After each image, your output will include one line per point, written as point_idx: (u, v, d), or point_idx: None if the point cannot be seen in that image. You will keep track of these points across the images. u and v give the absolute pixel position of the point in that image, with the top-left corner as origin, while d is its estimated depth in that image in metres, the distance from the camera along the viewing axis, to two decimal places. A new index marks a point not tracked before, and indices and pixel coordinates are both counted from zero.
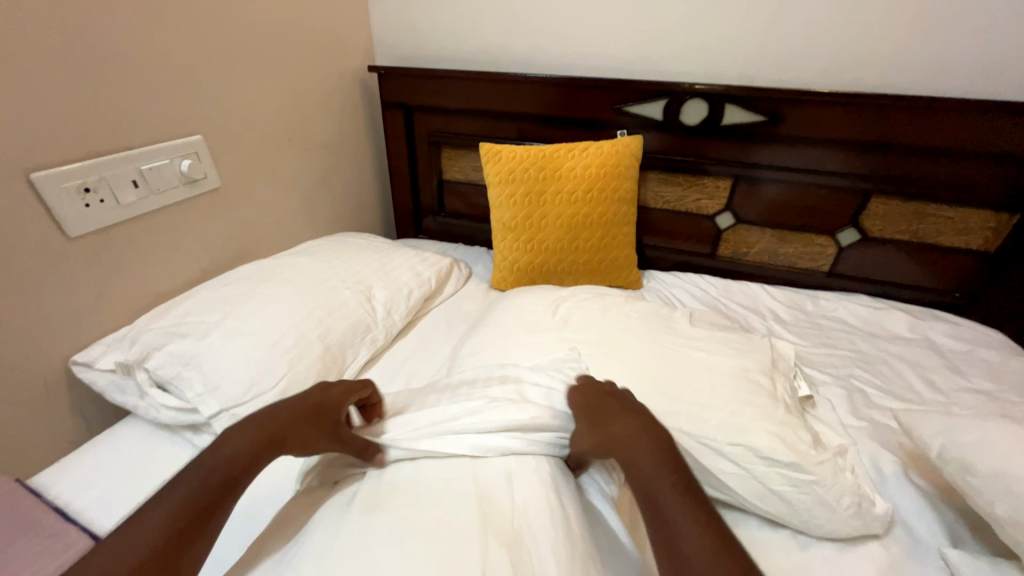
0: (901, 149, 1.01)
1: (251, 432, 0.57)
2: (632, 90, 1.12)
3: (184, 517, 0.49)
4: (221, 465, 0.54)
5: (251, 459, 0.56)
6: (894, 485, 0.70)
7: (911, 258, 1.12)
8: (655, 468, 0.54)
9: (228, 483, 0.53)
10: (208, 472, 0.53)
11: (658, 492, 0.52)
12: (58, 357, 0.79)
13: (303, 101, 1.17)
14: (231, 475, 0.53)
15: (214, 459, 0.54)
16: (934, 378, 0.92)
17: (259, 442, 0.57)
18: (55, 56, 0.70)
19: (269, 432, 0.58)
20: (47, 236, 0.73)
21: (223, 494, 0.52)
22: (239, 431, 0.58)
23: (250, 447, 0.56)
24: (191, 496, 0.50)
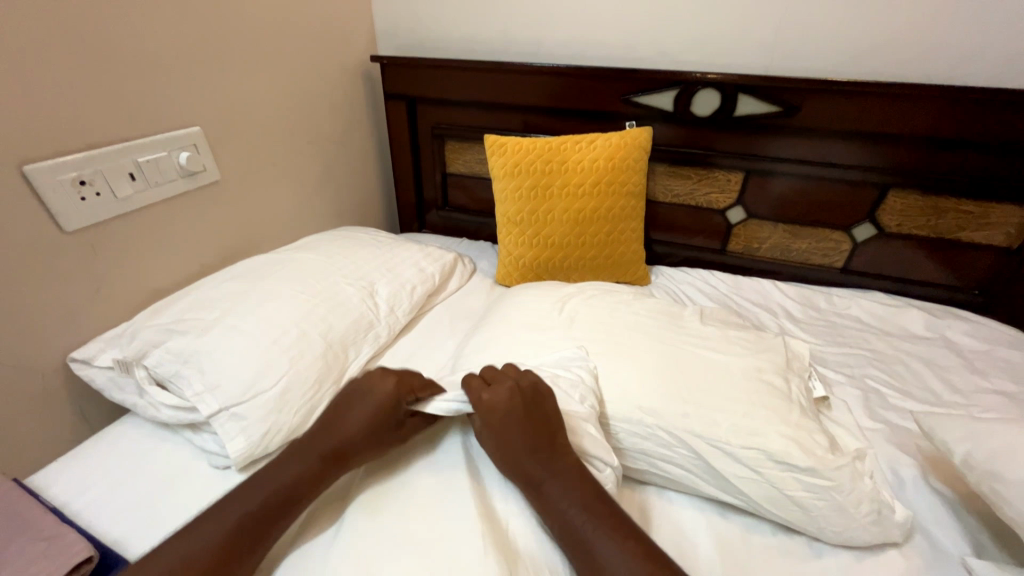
0: (922, 141, 0.98)
1: (320, 452, 0.60)
2: (641, 80, 1.09)
3: (247, 527, 0.54)
4: (290, 483, 0.58)
5: (314, 477, 0.59)
6: (913, 490, 0.67)
7: (929, 254, 1.09)
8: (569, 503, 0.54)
9: (293, 499, 0.58)
10: (275, 487, 0.58)
11: (575, 524, 0.52)
12: (56, 354, 0.77)
13: (304, 92, 1.14)
14: (295, 491, 0.58)
15: (286, 474, 0.59)
16: (953, 379, 0.89)
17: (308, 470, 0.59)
18: (47, 43, 0.68)
19: (332, 449, 0.61)
20: (43, 230, 0.72)
21: (287, 508, 0.57)
22: (305, 448, 0.61)
23: (314, 464, 0.60)
24: (258, 508, 0.56)
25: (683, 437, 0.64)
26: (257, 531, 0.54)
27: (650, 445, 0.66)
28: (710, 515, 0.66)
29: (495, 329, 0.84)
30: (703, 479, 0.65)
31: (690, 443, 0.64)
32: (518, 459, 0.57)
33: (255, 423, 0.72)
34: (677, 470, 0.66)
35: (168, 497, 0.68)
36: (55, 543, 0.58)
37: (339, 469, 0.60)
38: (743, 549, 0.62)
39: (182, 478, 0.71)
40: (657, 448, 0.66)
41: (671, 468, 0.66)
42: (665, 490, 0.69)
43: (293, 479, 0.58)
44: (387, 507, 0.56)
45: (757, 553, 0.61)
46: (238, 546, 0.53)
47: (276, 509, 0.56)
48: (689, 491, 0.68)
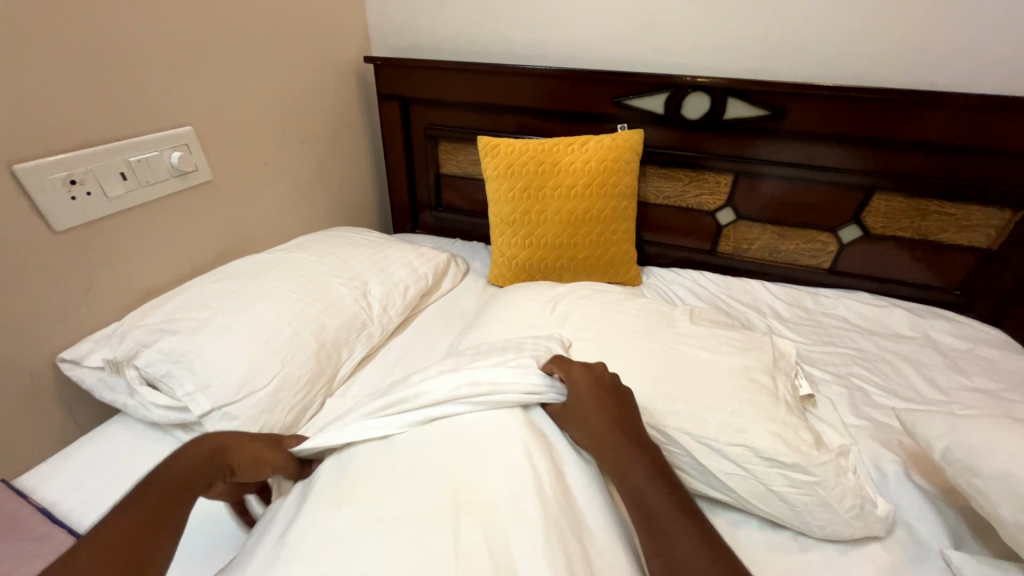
0: (904, 144, 1.00)
1: (208, 441, 0.59)
2: (633, 84, 1.10)
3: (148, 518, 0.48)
4: (182, 470, 0.54)
5: (204, 466, 0.56)
6: (895, 485, 0.69)
7: (912, 255, 1.11)
8: (650, 478, 0.56)
9: (185, 484, 0.53)
10: (167, 475, 0.53)
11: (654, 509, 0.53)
12: (45, 355, 0.77)
13: (296, 92, 1.14)
14: (189, 477, 0.54)
15: (178, 459, 0.55)
16: (935, 377, 0.91)
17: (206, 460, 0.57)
18: (37, 42, 0.67)
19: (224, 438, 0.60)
20: (32, 230, 0.71)
21: (179, 492, 0.52)
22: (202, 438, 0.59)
23: (200, 451, 0.57)
24: (155, 498, 0.51)
25: (672, 434, 0.65)
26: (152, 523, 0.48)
27: None
28: None
29: (490, 328, 0.85)
30: (692, 475, 0.66)
31: (679, 440, 0.65)
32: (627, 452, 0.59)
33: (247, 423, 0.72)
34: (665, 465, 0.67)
35: None
36: (45, 545, 0.58)
37: (221, 459, 0.58)
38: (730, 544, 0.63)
39: None
40: None
41: None
42: None
43: (185, 464, 0.55)
44: (351, 492, 0.54)
45: (743, 547, 0.63)
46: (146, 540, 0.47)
47: (169, 496, 0.51)
48: None
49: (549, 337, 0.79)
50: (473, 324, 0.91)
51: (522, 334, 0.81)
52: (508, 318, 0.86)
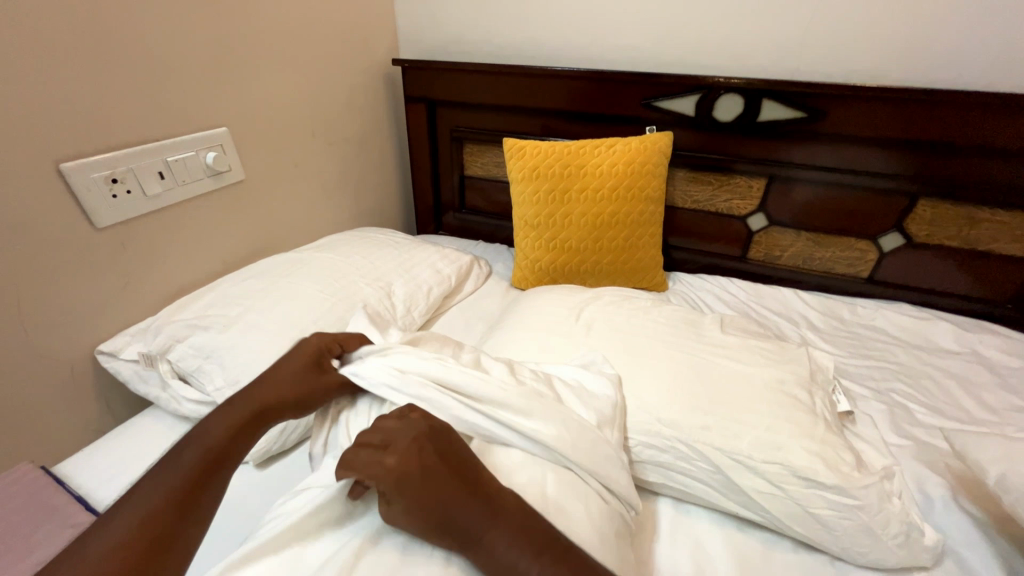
0: (954, 148, 0.95)
1: (245, 406, 0.60)
2: (663, 85, 1.08)
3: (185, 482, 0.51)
4: (219, 441, 0.56)
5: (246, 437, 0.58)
6: (942, 512, 0.65)
7: (960, 266, 1.05)
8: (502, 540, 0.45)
9: (220, 454, 0.55)
10: (202, 446, 0.55)
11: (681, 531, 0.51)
12: (84, 347, 0.80)
13: (326, 94, 1.16)
14: (229, 447, 0.56)
15: (217, 431, 0.57)
16: (985, 396, 0.85)
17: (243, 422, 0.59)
18: (83, 45, 0.70)
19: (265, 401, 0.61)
20: (76, 227, 0.74)
21: (216, 466, 0.54)
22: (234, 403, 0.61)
23: (238, 422, 0.58)
24: (188, 469, 0.52)
25: (701, 447, 0.63)
26: (186, 495, 0.50)
27: (667, 453, 0.65)
28: (728, 528, 0.65)
29: (513, 332, 0.84)
30: (721, 492, 0.64)
31: (708, 454, 0.63)
32: None
33: None
34: (694, 479, 0.65)
35: None
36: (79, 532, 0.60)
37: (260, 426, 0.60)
38: (762, 565, 0.60)
39: None
40: (675, 456, 0.65)
41: (687, 476, 0.65)
42: (684, 502, 0.68)
43: (222, 436, 0.56)
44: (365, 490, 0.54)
45: (776, 569, 0.60)
46: (178, 513, 0.49)
47: (204, 468, 0.53)
48: (707, 504, 0.66)
49: (573, 343, 0.78)
50: (496, 327, 0.90)
51: (546, 339, 0.80)
52: (531, 322, 0.85)
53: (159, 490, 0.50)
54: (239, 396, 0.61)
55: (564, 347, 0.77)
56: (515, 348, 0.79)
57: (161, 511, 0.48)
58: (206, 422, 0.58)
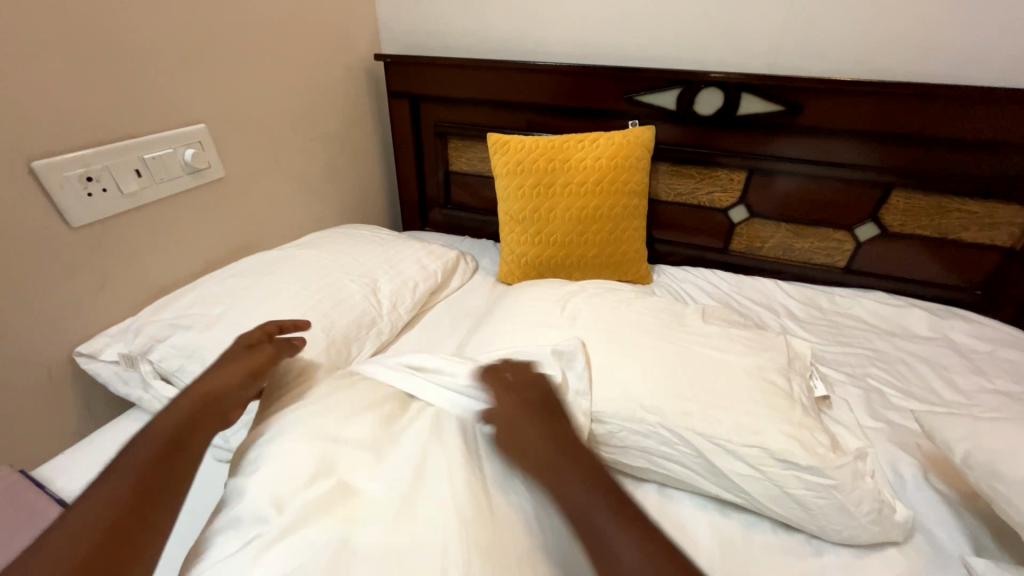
0: (925, 140, 0.97)
1: (193, 400, 0.61)
2: (645, 79, 1.09)
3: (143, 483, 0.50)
4: (172, 429, 0.56)
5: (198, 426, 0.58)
6: (913, 490, 0.67)
7: (932, 254, 1.08)
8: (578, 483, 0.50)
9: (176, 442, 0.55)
10: (157, 437, 0.54)
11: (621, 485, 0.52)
12: (62, 349, 0.78)
13: (308, 90, 1.15)
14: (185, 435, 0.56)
15: (171, 419, 0.57)
16: (956, 379, 0.89)
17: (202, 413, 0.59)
18: (54, 41, 0.68)
19: (209, 393, 0.62)
20: (50, 226, 0.72)
21: (170, 453, 0.54)
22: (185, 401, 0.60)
23: (190, 415, 0.58)
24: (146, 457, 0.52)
25: (682, 433, 0.65)
26: (144, 482, 0.50)
27: (650, 441, 0.66)
28: (710, 511, 0.67)
29: (500, 326, 0.84)
30: (703, 476, 0.65)
31: (690, 440, 0.64)
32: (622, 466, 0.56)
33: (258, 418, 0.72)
34: (678, 465, 0.66)
35: None
36: None
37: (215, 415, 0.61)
38: (742, 546, 0.62)
39: None
40: (658, 443, 0.66)
41: (671, 462, 0.67)
42: (667, 487, 0.70)
43: (174, 426, 0.56)
44: (336, 508, 0.49)
45: (755, 550, 0.62)
46: (145, 498, 0.49)
47: (160, 455, 0.53)
48: (691, 489, 0.68)
49: (558, 335, 0.79)
50: (482, 322, 0.90)
51: (530, 333, 0.81)
52: (517, 316, 0.86)
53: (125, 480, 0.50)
54: (186, 392, 0.61)
55: (548, 339, 0.78)
56: (500, 342, 0.80)
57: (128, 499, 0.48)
58: (159, 414, 0.57)
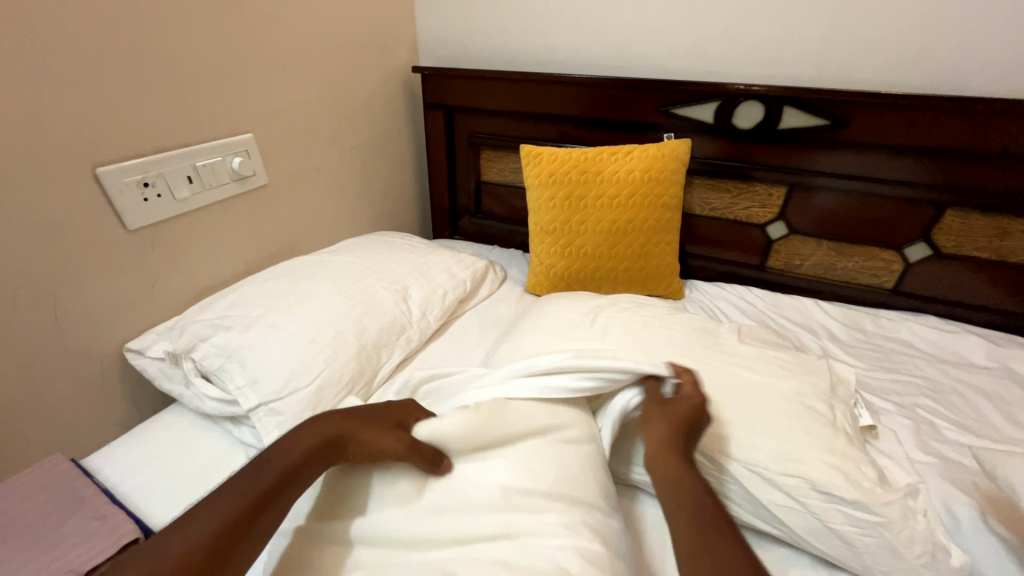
0: (985, 157, 0.92)
1: (326, 435, 0.59)
2: (682, 92, 1.07)
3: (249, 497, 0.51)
4: (291, 460, 0.55)
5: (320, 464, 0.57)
6: (971, 533, 0.63)
7: (990, 278, 1.02)
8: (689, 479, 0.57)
9: (291, 475, 0.55)
10: (280, 465, 0.55)
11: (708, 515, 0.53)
12: (113, 344, 0.83)
13: (348, 101, 1.19)
14: (305, 471, 0.55)
15: (297, 448, 0.56)
16: (1017, 414, 0.82)
17: (325, 445, 0.58)
18: (119, 56, 0.73)
19: (344, 435, 0.59)
20: (109, 228, 0.77)
21: (283, 486, 0.54)
22: (319, 423, 0.60)
23: (316, 444, 0.57)
24: (266, 483, 0.53)
25: (717, 458, 0.62)
26: (260, 502, 0.52)
27: None
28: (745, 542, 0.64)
29: (528, 337, 0.84)
30: (739, 504, 0.63)
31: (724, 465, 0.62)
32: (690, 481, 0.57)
33: (290, 419, 0.74)
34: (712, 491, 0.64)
35: (206, 484, 0.71)
36: (107, 523, 0.62)
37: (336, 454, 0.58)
38: None
39: (221, 468, 0.74)
40: (691, 466, 0.64)
41: (704, 487, 0.64)
42: None
43: (300, 454, 0.56)
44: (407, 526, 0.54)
45: None
46: (248, 522, 0.50)
47: (278, 478, 0.54)
48: None
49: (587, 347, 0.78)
50: (511, 332, 0.90)
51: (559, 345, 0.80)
52: (546, 327, 0.85)
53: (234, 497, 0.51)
54: (320, 424, 0.60)
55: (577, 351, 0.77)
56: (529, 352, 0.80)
57: (235, 519, 0.49)
58: (289, 436, 0.58)
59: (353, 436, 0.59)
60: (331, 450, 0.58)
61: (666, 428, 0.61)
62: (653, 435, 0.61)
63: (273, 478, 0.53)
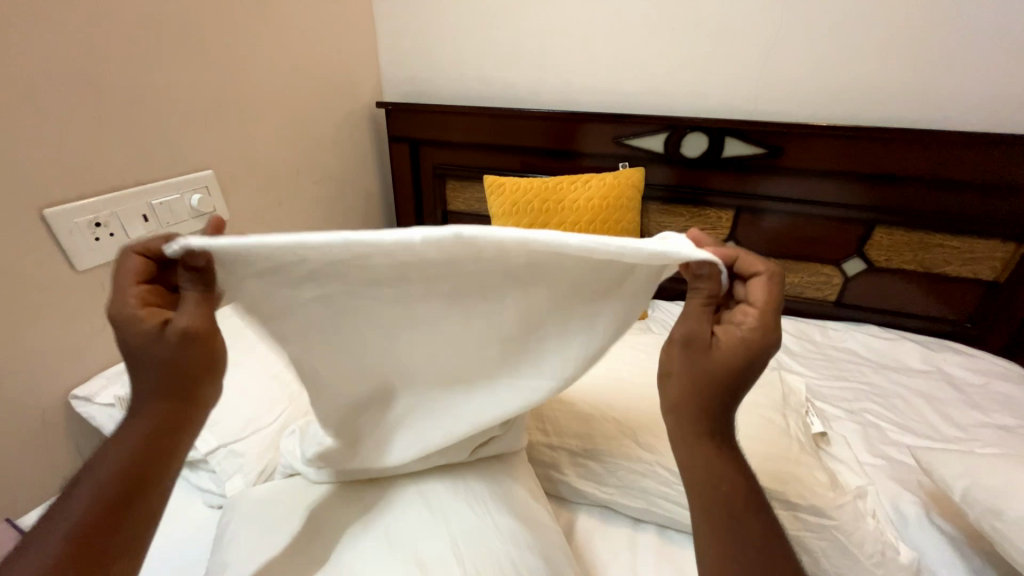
0: (903, 180, 1.02)
1: (154, 395, 0.49)
2: (633, 125, 1.15)
3: (105, 506, 0.45)
4: (135, 447, 0.48)
5: (168, 420, 0.49)
6: (917, 529, 0.67)
7: (918, 288, 1.11)
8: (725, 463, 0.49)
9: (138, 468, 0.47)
10: (113, 460, 0.47)
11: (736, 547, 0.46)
12: (58, 392, 0.78)
13: (311, 136, 1.20)
14: (155, 443, 0.48)
15: (129, 439, 0.48)
16: (952, 414, 0.89)
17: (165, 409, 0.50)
18: (74, 96, 0.73)
19: (177, 382, 0.50)
20: (56, 270, 0.74)
21: (145, 466, 0.47)
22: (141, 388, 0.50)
23: (153, 417, 0.49)
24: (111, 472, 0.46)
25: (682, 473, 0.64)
26: (114, 503, 0.45)
27: (652, 482, 0.66)
28: None
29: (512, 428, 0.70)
30: None
31: None
32: (713, 489, 0.48)
33: (252, 462, 0.71)
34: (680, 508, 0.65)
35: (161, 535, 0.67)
36: None
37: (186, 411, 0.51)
38: None
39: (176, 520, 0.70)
40: (660, 486, 0.66)
41: (672, 504, 0.66)
42: (670, 530, 0.69)
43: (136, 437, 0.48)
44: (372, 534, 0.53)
45: None
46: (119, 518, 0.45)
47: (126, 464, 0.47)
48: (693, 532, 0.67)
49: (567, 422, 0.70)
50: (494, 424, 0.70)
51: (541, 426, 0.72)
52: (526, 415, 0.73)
53: (84, 497, 0.45)
54: (145, 399, 0.49)
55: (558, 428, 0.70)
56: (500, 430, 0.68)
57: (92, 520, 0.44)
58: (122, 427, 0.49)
59: (184, 379, 0.50)
60: (175, 404, 0.50)
61: (692, 370, 0.48)
62: (697, 369, 0.48)
63: (126, 469, 0.47)
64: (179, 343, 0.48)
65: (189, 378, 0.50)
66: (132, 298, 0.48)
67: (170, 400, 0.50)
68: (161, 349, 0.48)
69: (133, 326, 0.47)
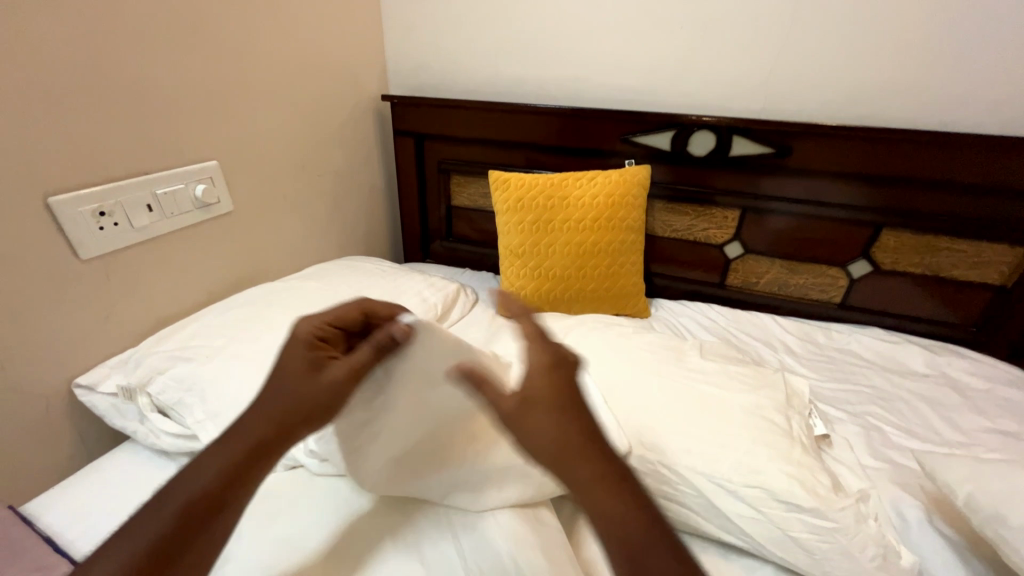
0: (912, 182, 1.01)
1: (263, 419, 0.54)
2: (640, 122, 1.14)
3: (188, 518, 0.48)
4: (225, 468, 0.52)
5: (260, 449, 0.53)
6: (919, 534, 0.66)
7: (925, 291, 1.10)
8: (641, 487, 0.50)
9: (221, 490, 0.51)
10: (206, 475, 0.51)
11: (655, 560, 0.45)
12: (61, 380, 0.79)
13: (315, 128, 1.20)
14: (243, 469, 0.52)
15: (226, 457, 0.52)
16: (956, 418, 0.89)
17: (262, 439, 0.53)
18: (80, 84, 0.72)
19: (286, 415, 0.54)
20: (60, 258, 0.74)
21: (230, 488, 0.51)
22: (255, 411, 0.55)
23: (249, 444, 0.53)
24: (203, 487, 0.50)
25: (685, 474, 0.64)
26: (192, 516, 0.49)
27: (654, 481, 0.66)
28: (712, 556, 0.66)
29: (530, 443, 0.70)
30: (704, 516, 0.64)
31: (692, 480, 0.64)
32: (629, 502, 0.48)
33: None
34: (682, 508, 0.65)
35: None
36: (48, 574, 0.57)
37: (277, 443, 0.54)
38: None
39: None
40: (662, 485, 0.65)
41: (673, 504, 0.66)
42: (671, 529, 0.69)
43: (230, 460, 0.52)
44: None
45: None
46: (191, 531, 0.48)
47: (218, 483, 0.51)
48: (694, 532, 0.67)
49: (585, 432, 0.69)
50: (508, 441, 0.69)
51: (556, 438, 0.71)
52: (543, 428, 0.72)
53: (175, 502, 0.49)
54: (252, 421, 0.55)
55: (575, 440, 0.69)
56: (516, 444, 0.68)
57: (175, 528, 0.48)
58: (223, 441, 0.54)
59: (287, 414, 0.54)
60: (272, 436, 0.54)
61: None
62: None
63: (213, 489, 0.50)
64: (326, 388, 0.55)
65: (291, 414, 0.54)
66: (311, 329, 0.60)
67: (269, 433, 0.54)
68: (311, 386, 0.55)
69: (302, 355, 0.57)
